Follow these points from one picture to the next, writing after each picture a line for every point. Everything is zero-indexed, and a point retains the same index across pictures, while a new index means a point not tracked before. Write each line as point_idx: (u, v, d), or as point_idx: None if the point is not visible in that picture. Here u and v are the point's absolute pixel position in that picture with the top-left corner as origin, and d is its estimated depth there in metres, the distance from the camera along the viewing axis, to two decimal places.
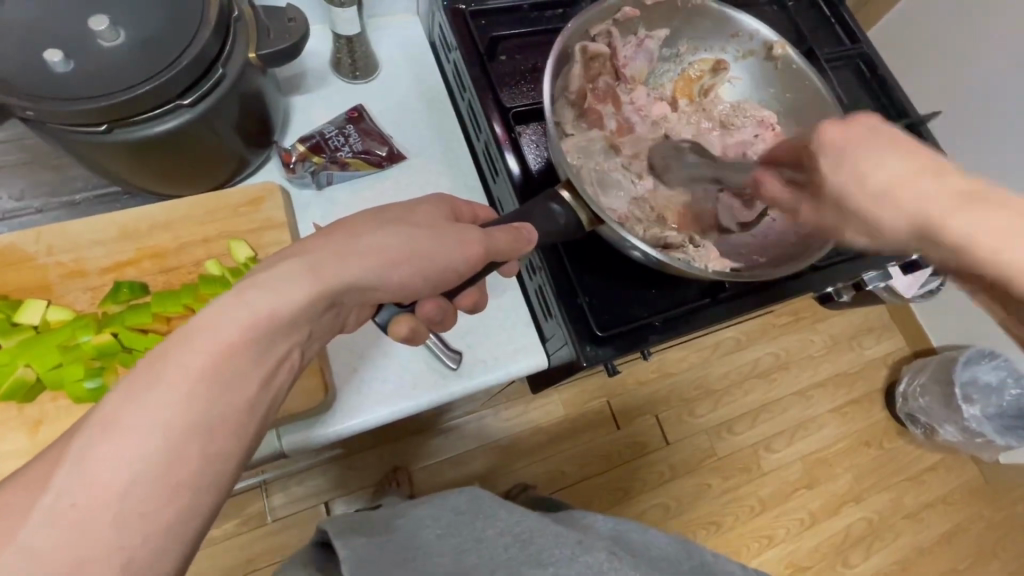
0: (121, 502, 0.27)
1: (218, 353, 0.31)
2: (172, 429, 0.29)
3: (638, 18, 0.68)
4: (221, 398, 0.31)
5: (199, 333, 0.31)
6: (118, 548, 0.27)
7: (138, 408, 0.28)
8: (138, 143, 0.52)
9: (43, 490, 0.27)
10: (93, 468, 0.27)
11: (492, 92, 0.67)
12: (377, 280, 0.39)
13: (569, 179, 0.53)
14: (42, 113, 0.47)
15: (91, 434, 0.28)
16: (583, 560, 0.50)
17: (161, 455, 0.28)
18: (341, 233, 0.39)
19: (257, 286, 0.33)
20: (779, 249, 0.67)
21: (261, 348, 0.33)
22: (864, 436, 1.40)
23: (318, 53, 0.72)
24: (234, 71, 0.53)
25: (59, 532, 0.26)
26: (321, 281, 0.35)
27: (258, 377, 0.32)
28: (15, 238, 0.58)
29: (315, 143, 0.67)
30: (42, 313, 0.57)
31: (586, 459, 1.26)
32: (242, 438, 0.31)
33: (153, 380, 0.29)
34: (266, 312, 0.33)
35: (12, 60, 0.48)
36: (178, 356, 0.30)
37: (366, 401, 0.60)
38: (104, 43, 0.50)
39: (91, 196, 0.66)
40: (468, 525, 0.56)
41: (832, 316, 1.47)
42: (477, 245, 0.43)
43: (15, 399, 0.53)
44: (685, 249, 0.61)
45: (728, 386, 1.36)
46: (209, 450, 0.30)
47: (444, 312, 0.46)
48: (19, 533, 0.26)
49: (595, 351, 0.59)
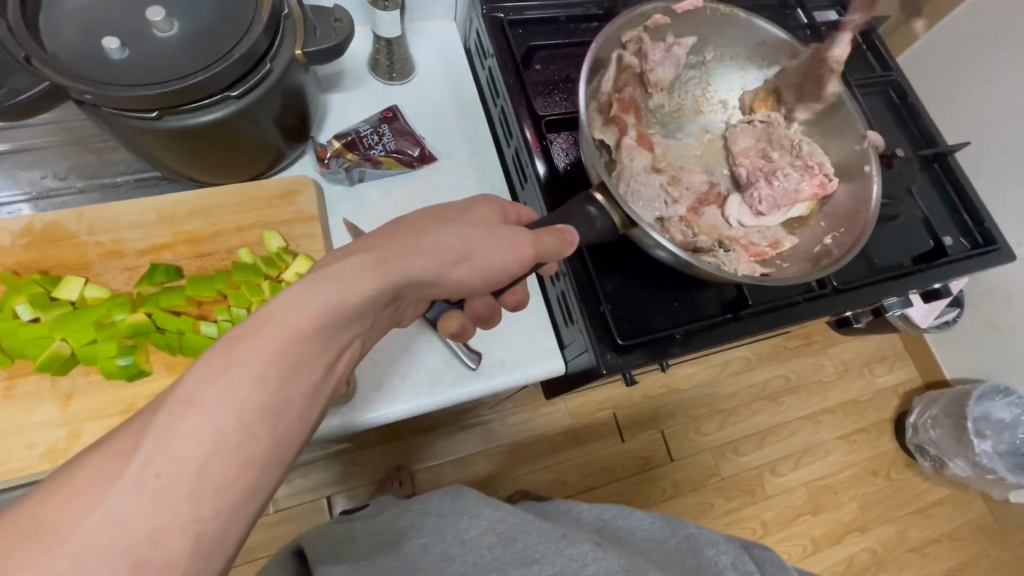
0: (197, 475, 0.28)
1: (294, 337, 0.32)
2: (247, 409, 0.30)
3: (668, 25, 0.69)
4: (289, 383, 0.32)
5: (273, 319, 0.32)
6: (193, 519, 0.28)
7: (215, 388, 0.29)
8: (186, 130, 0.54)
9: (127, 459, 0.28)
10: (174, 441, 0.28)
11: (526, 100, 0.68)
12: (437, 277, 0.41)
13: (602, 182, 0.54)
14: (100, 98, 0.48)
15: (172, 409, 0.29)
16: (568, 552, 0.53)
17: (235, 432, 0.30)
18: (405, 231, 0.41)
19: (328, 278, 0.34)
20: (806, 258, 0.68)
21: (326, 337, 0.34)
22: (872, 466, 1.38)
23: (358, 54, 0.74)
24: (280, 67, 0.55)
25: (138, 501, 0.27)
26: (386, 274, 0.37)
27: (325, 363, 0.34)
28: (59, 217, 0.60)
29: (350, 140, 0.69)
30: (80, 290, 0.59)
31: (591, 470, 1.25)
32: (299, 424, 0.33)
33: (234, 359, 0.30)
34: (337, 302, 0.34)
35: (73, 47, 0.50)
36: (252, 341, 0.31)
37: (385, 396, 0.61)
38: (159, 34, 0.52)
39: (132, 179, 0.68)
40: (450, 526, 0.57)
41: (845, 342, 1.46)
42: (528, 247, 0.45)
43: (50, 371, 0.55)
44: (715, 253, 0.64)
45: (736, 406, 1.36)
46: (276, 431, 0.31)
47: (492, 309, 0.52)
48: (101, 503, 0.27)
49: (616, 359, 0.59)
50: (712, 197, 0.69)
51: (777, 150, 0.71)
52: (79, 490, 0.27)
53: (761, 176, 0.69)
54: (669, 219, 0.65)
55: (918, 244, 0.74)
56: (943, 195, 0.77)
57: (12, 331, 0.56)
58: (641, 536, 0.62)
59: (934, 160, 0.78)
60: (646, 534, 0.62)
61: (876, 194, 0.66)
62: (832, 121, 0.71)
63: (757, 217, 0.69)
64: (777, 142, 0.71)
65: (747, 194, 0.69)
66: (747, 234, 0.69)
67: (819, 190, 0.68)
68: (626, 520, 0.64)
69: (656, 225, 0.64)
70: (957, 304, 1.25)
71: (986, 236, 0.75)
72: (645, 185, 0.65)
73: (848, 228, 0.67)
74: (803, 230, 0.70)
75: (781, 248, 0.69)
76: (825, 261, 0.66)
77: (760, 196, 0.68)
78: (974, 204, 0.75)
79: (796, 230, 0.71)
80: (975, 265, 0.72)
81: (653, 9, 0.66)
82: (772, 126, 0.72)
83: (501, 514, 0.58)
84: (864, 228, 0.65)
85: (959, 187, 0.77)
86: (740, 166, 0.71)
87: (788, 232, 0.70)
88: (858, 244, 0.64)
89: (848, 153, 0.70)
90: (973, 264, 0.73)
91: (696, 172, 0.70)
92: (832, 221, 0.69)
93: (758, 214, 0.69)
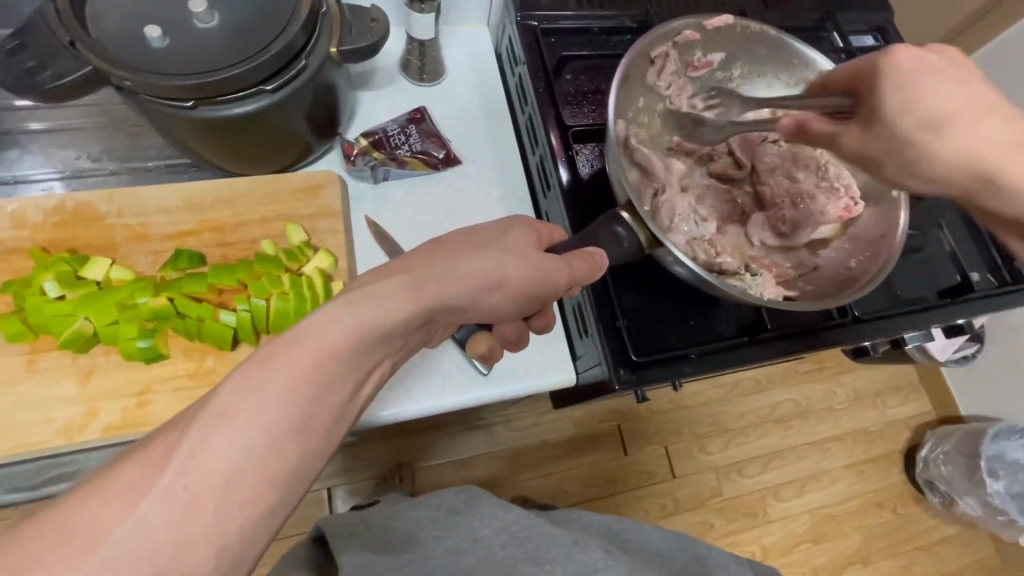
0: (225, 489, 0.29)
1: (328, 355, 0.32)
2: (277, 426, 0.30)
3: (697, 41, 0.69)
4: (321, 400, 0.32)
5: (310, 338, 0.32)
6: (216, 532, 0.29)
7: (248, 404, 0.30)
8: (219, 121, 0.55)
9: (157, 469, 0.28)
10: (205, 455, 0.29)
11: (555, 109, 0.69)
12: (470, 303, 0.42)
13: (630, 201, 0.54)
14: (140, 85, 0.49)
15: (208, 422, 0.29)
16: (578, 558, 0.52)
17: (263, 448, 0.30)
18: (441, 253, 0.41)
19: (366, 299, 0.35)
20: (828, 281, 0.68)
21: (359, 356, 0.34)
22: (878, 497, 1.35)
23: (391, 53, 0.74)
24: (315, 63, 0.56)
25: (167, 512, 0.28)
26: (418, 296, 0.37)
27: (354, 380, 0.34)
28: (90, 197, 0.62)
29: (377, 139, 0.69)
30: (106, 271, 0.60)
31: (593, 481, 1.25)
32: (327, 440, 0.33)
33: (269, 373, 0.31)
34: (371, 322, 0.34)
35: (117, 34, 0.51)
36: (289, 358, 0.31)
37: (395, 396, 0.61)
38: (200, 25, 0.53)
39: (162, 164, 0.69)
40: (464, 520, 0.57)
41: (858, 370, 1.43)
42: (560, 275, 0.46)
43: (72, 348, 0.57)
44: (741, 277, 0.64)
45: (743, 427, 1.34)
46: (304, 448, 0.31)
47: (519, 334, 0.54)
48: (130, 511, 0.27)
49: (629, 375, 0.59)
50: (734, 216, 0.69)
51: (800, 170, 0.70)
52: (111, 497, 0.27)
53: (786, 199, 0.69)
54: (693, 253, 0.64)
55: (943, 279, 0.72)
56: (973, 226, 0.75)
57: (38, 308, 0.57)
58: (653, 549, 0.61)
59: None
60: (656, 550, 0.61)
61: (904, 221, 0.65)
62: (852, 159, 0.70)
63: (776, 233, 0.68)
64: (802, 163, 0.71)
65: (770, 216, 0.68)
66: (769, 255, 0.68)
67: (844, 213, 0.67)
68: (638, 533, 0.63)
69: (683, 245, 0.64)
70: (979, 340, 1.21)
71: (1015, 274, 0.73)
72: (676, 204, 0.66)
73: (873, 254, 0.66)
74: (826, 251, 0.69)
75: (802, 269, 0.69)
76: (849, 288, 0.65)
77: (785, 218, 0.68)
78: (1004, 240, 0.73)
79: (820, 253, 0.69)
80: (1000, 304, 0.71)
81: (684, 25, 0.66)
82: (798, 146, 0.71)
83: (515, 516, 0.58)
84: (889, 255, 0.65)
85: None
86: (765, 186, 0.69)
87: (812, 254, 0.69)
88: (885, 267, 0.64)
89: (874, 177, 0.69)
90: (999, 302, 0.71)
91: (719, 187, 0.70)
92: (854, 246, 0.68)
93: (783, 236, 0.68)
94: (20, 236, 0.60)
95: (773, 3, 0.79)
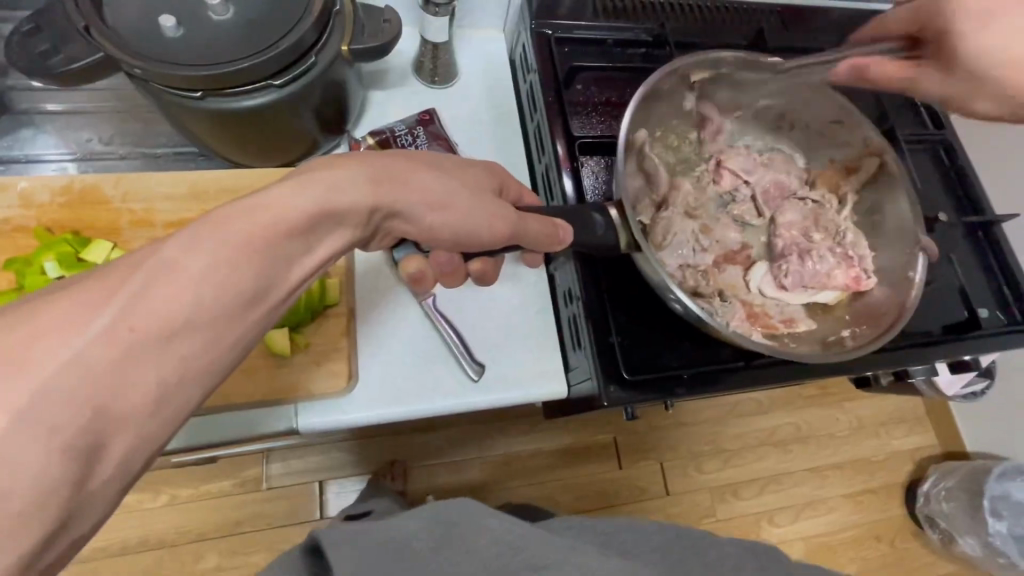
0: (168, 339, 0.30)
1: (280, 228, 0.35)
2: (227, 284, 0.33)
3: (742, 75, 0.67)
4: (270, 270, 0.35)
5: (266, 209, 0.35)
6: (156, 379, 0.30)
7: (197, 259, 0.32)
8: (226, 112, 0.55)
9: (98, 309, 0.29)
10: (153, 301, 0.30)
11: (563, 118, 0.68)
12: (413, 216, 0.46)
13: (620, 200, 0.55)
14: (148, 72, 0.49)
15: (155, 270, 0.31)
16: (577, 564, 0.49)
17: (211, 303, 0.32)
18: (399, 163, 0.45)
19: (320, 185, 0.38)
20: (817, 333, 0.67)
21: (308, 239, 0.38)
22: (876, 530, 1.33)
23: (404, 54, 0.75)
24: (325, 60, 0.56)
25: (107, 354, 0.29)
26: (374, 193, 0.42)
27: (302, 262, 0.38)
28: (97, 179, 0.62)
29: (384, 138, 0.69)
30: (106, 254, 0.60)
31: (584, 493, 1.23)
32: (270, 313, 0.36)
33: (219, 234, 0.33)
34: (323, 205, 0.38)
35: (131, 22, 0.52)
36: (241, 223, 0.34)
37: (370, 351, 0.63)
38: (214, 17, 0.53)
39: (172, 151, 0.70)
40: (458, 535, 0.51)
41: (863, 398, 1.41)
42: (507, 223, 0.49)
43: None
44: (709, 301, 0.64)
45: (741, 448, 1.32)
46: (250, 314, 0.34)
47: (454, 266, 0.53)
48: (68, 344, 0.28)
49: (619, 392, 0.58)
50: (739, 258, 0.69)
51: (819, 232, 0.69)
52: (45, 329, 0.28)
53: (795, 251, 0.67)
54: (684, 280, 0.64)
55: (951, 313, 0.71)
56: (984, 262, 0.74)
57: (38, 286, 0.58)
58: (647, 544, 0.57)
59: (980, 226, 0.74)
60: (650, 544, 0.57)
61: (915, 298, 0.62)
62: (877, 220, 0.69)
63: (774, 284, 0.67)
64: (822, 225, 0.70)
65: (774, 265, 0.68)
66: (764, 302, 0.67)
67: (851, 282, 0.66)
68: (630, 534, 0.58)
69: (677, 270, 0.64)
70: (989, 375, 1.17)
71: None
72: (677, 230, 0.65)
73: (877, 317, 0.65)
74: (824, 317, 0.68)
75: (798, 319, 0.67)
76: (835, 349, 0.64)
77: (788, 270, 0.66)
78: (1018, 279, 0.72)
79: (818, 316, 0.68)
80: (1011, 343, 0.69)
81: (729, 56, 0.64)
82: (821, 209, 0.71)
83: (512, 524, 0.52)
84: (890, 328, 0.62)
85: (1004, 257, 0.73)
86: (778, 237, 0.69)
87: (808, 315, 0.68)
88: (882, 338, 0.61)
89: (897, 240, 0.67)
90: (1009, 341, 0.69)
91: (732, 227, 0.70)
92: (865, 311, 0.67)
93: (782, 287, 0.67)
94: (26, 215, 0.61)
95: (793, 24, 0.78)
